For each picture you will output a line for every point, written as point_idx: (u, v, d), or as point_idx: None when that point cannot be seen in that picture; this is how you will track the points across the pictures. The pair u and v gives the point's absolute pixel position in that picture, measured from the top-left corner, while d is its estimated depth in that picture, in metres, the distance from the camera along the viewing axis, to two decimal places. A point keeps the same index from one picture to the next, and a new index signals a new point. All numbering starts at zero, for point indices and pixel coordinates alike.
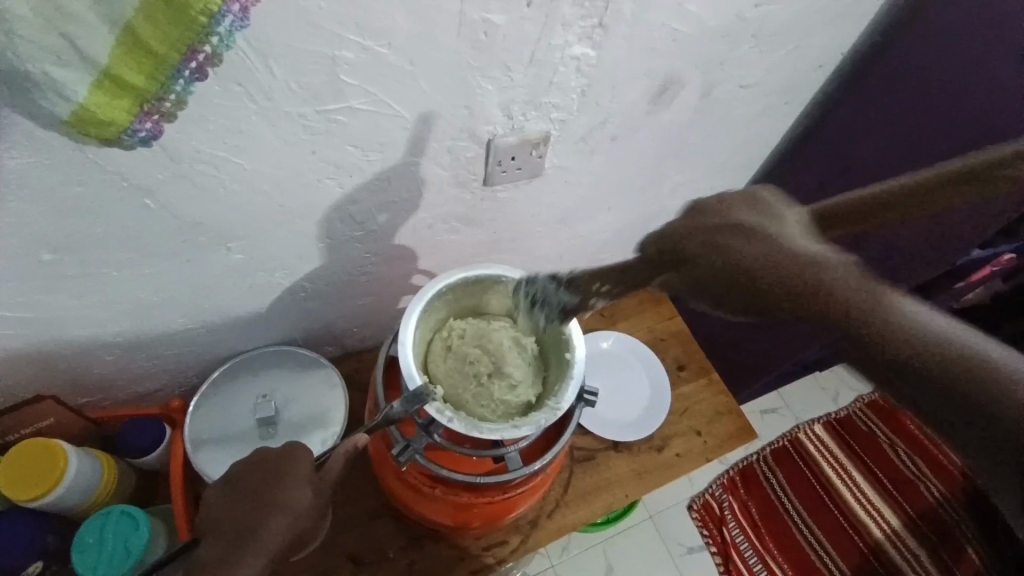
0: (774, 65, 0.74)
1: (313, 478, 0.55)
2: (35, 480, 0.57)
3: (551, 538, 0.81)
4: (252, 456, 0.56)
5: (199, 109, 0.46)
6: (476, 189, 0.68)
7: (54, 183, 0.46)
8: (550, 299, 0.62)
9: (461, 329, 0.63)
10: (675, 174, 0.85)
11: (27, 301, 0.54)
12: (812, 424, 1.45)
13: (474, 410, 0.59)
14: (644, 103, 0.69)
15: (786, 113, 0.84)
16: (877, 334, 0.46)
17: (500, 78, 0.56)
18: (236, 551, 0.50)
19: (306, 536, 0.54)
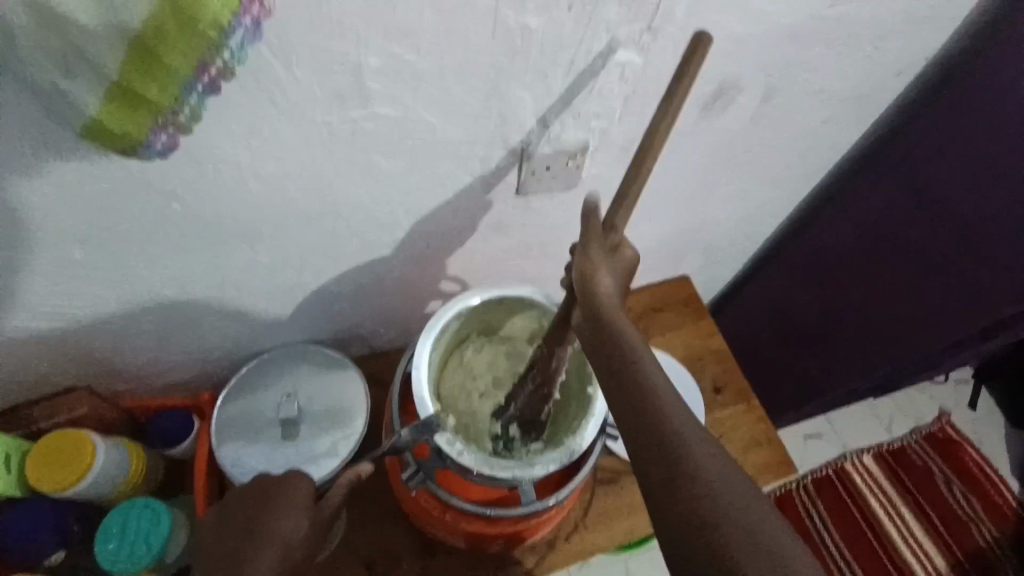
0: (843, 70, 0.67)
1: (308, 509, 0.53)
2: (62, 471, 0.59)
3: (568, 561, 0.78)
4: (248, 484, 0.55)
5: (222, 114, 0.45)
6: (509, 198, 0.65)
7: (82, 185, 0.46)
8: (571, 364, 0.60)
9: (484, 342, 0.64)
10: (724, 185, 0.80)
11: (60, 294, 0.55)
12: (861, 452, 1.37)
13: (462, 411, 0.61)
14: (694, 111, 0.63)
15: (851, 123, 0.77)
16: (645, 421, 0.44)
17: (535, 84, 0.52)
18: None
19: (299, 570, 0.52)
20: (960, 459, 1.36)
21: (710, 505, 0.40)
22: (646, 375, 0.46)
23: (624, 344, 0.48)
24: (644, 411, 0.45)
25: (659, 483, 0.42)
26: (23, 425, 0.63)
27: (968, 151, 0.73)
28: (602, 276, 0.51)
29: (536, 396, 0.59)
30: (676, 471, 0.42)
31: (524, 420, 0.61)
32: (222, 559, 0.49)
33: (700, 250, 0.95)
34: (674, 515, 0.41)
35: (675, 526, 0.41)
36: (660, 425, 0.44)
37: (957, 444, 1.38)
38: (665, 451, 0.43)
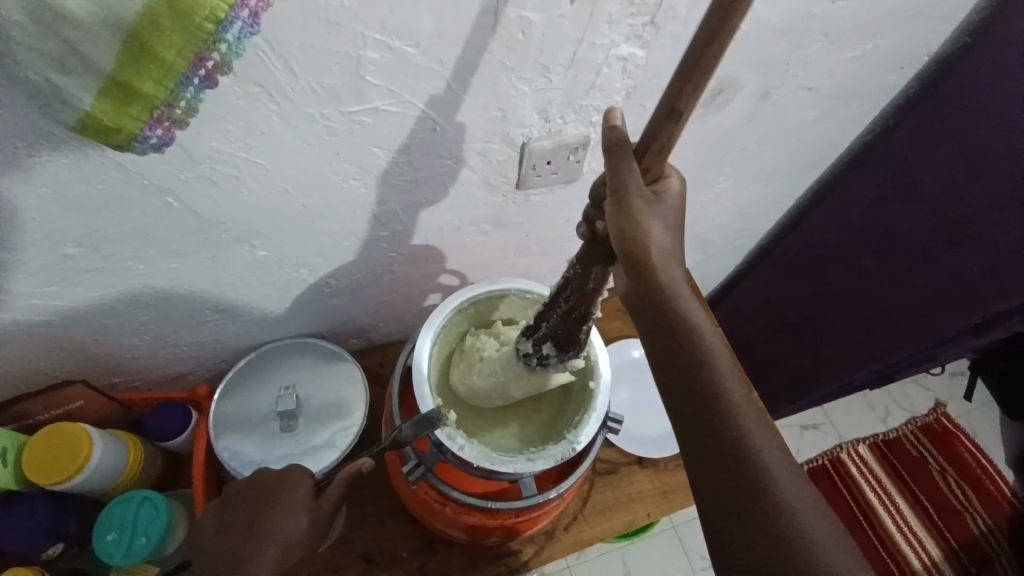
0: (843, 66, 0.67)
1: (309, 504, 0.53)
2: (59, 465, 0.59)
3: (567, 552, 0.79)
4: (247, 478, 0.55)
5: (218, 110, 0.44)
6: (507, 193, 0.65)
7: (76, 181, 0.45)
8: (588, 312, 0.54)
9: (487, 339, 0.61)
10: (723, 180, 0.79)
11: (55, 290, 0.55)
12: (855, 444, 1.39)
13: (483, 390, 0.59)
14: (694, 106, 0.63)
15: (851, 118, 0.77)
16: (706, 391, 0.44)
17: (535, 79, 0.51)
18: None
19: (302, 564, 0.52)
20: (955, 449, 1.37)
21: (768, 497, 0.41)
22: (705, 355, 0.45)
23: (682, 318, 0.46)
24: (704, 396, 0.44)
25: (716, 467, 0.43)
26: (19, 418, 0.63)
27: (964, 148, 0.73)
28: (653, 230, 0.45)
29: (574, 315, 0.53)
30: (733, 459, 0.43)
31: (558, 339, 0.55)
32: (222, 554, 0.50)
33: (698, 244, 0.95)
34: (727, 502, 0.42)
35: (726, 513, 0.42)
36: (720, 411, 0.44)
37: (951, 434, 1.39)
38: (726, 438, 0.43)
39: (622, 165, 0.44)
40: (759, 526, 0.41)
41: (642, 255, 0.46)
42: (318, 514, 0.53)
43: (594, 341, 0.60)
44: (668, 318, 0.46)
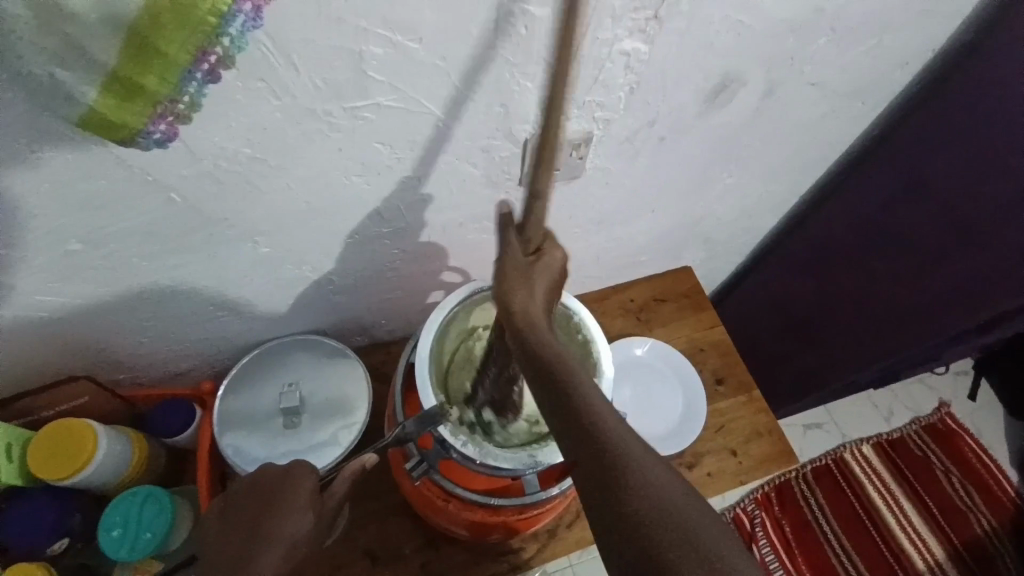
0: (848, 62, 0.66)
1: (313, 504, 0.53)
2: (64, 461, 0.59)
3: (570, 550, 0.79)
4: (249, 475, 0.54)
5: (220, 106, 0.44)
6: (510, 190, 0.65)
7: (79, 177, 0.45)
8: (499, 383, 0.55)
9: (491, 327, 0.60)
10: (727, 177, 0.79)
11: (59, 287, 0.55)
12: (860, 444, 1.38)
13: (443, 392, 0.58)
14: (697, 103, 0.63)
15: (856, 116, 0.77)
16: (578, 418, 0.44)
17: (538, 75, 0.51)
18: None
19: (305, 562, 0.53)
20: (959, 448, 1.37)
21: (649, 499, 0.39)
22: (574, 384, 0.46)
23: (545, 351, 0.48)
24: (578, 426, 0.43)
25: (598, 486, 0.41)
26: (24, 414, 0.63)
27: (976, 147, 0.73)
28: (535, 290, 0.51)
29: (502, 378, 0.55)
30: (605, 469, 0.41)
31: (495, 404, 0.56)
32: (228, 550, 0.50)
33: (702, 242, 0.95)
34: (604, 514, 0.40)
35: (614, 525, 0.39)
36: (591, 435, 0.42)
37: (957, 435, 1.39)
38: (595, 454, 0.41)
39: (511, 241, 0.52)
40: (644, 529, 0.38)
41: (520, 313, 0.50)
42: (322, 511, 0.53)
43: (597, 337, 0.60)
44: (541, 362, 0.47)
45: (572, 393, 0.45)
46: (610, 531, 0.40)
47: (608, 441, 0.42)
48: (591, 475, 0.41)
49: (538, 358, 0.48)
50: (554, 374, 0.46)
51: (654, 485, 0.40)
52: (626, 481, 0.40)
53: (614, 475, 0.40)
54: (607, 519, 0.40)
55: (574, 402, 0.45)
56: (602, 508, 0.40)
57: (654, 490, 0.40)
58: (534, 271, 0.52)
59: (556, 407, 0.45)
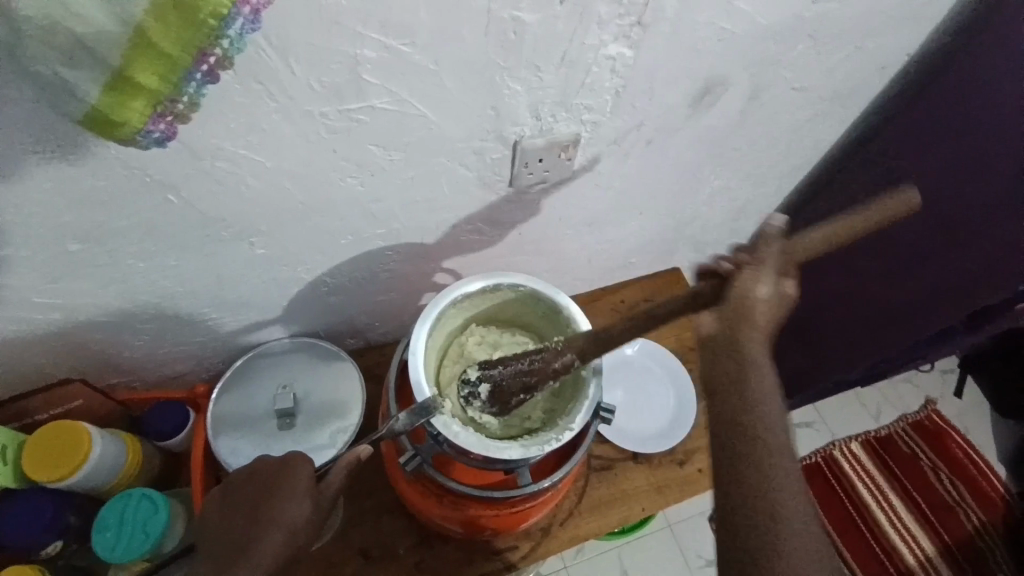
0: (828, 67, 0.69)
1: (311, 491, 0.53)
2: (59, 462, 0.59)
3: (563, 547, 0.80)
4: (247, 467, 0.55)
5: (219, 107, 0.45)
6: (502, 191, 0.66)
7: (80, 176, 0.46)
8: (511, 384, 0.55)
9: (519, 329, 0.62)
10: (713, 179, 0.81)
11: (57, 287, 0.55)
12: (848, 442, 1.40)
13: (450, 358, 0.61)
14: (683, 106, 0.65)
15: (836, 118, 0.79)
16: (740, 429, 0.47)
17: (528, 79, 0.53)
18: (231, 564, 0.49)
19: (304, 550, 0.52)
20: (947, 446, 1.39)
21: (787, 541, 0.43)
22: (753, 396, 0.47)
23: (753, 376, 0.48)
24: (755, 451, 0.46)
25: (739, 504, 0.45)
26: (20, 416, 0.63)
27: (954, 145, 0.74)
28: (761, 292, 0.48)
29: (520, 376, 0.55)
30: (756, 496, 0.44)
31: (494, 391, 0.56)
32: (229, 538, 0.50)
33: (691, 243, 0.97)
34: (738, 521, 0.45)
35: (739, 539, 0.44)
36: (750, 477, 0.45)
37: (944, 432, 1.41)
38: (751, 480, 0.45)
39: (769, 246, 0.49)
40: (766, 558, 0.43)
41: (750, 321, 0.48)
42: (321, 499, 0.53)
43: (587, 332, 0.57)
44: (745, 380, 0.48)
45: (746, 403, 0.47)
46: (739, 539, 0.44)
47: (760, 462, 0.45)
48: (736, 486, 0.45)
49: (737, 373, 0.48)
50: (737, 394, 0.48)
51: (792, 517, 0.44)
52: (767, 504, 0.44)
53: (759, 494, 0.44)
54: (738, 525, 0.45)
55: (751, 412, 0.47)
56: (738, 516, 0.45)
57: (792, 521, 0.44)
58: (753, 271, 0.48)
59: (727, 413, 0.48)
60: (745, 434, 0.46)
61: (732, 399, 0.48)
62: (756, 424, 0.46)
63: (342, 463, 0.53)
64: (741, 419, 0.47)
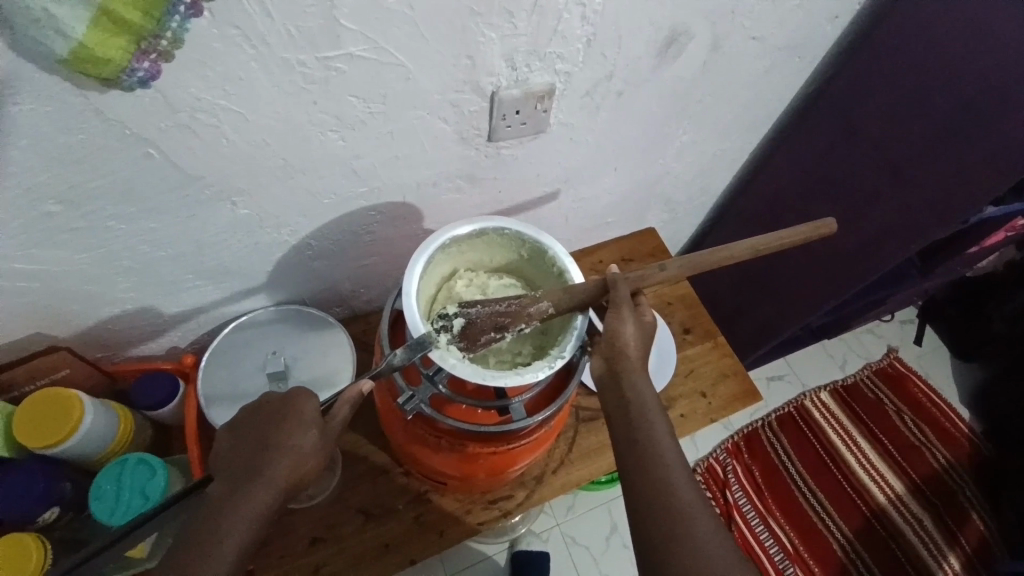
0: (784, 17, 0.72)
1: (316, 423, 0.53)
2: (50, 429, 0.59)
3: (556, 494, 0.83)
4: (251, 403, 0.55)
5: (198, 54, 0.45)
6: (481, 146, 0.68)
7: (57, 130, 0.45)
8: (491, 322, 0.56)
9: (504, 282, 0.64)
10: (682, 134, 0.84)
11: (37, 253, 0.54)
12: (818, 391, 1.47)
13: (436, 299, 0.62)
14: (650, 56, 0.67)
15: (794, 70, 0.83)
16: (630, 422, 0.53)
17: (501, 26, 0.54)
18: (243, 490, 0.49)
19: (314, 475, 0.53)
20: (910, 391, 1.47)
21: (687, 530, 0.48)
22: (635, 391, 0.54)
23: (636, 393, 0.54)
24: (643, 458, 0.51)
25: (645, 507, 0.50)
26: (4, 390, 0.62)
27: (898, 87, 0.79)
28: (627, 326, 0.56)
29: (500, 314, 0.56)
30: (653, 496, 0.50)
31: (468, 327, 0.55)
32: (237, 468, 0.51)
33: (664, 201, 1.00)
34: (637, 507, 0.50)
35: (648, 538, 0.49)
36: (647, 463, 0.51)
37: (906, 377, 1.49)
38: (647, 484, 0.50)
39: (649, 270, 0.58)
40: (671, 551, 0.48)
41: (622, 351, 0.56)
42: (326, 430, 0.54)
43: (573, 271, 0.59)
44: (628, 398, 0.54)
45: (630, 399, 0.54)
46: (642, 522, 0.50)
47: (650, 447, 0.52)
48: (635, 475, 0.51)
49: (622, 392, 0.55)
50: (623, 399, 0.54)
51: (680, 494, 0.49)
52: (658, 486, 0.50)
53: (651, 477, 0.50)
54: (638, 510, 0.50)
55: (636, 406, 0.54)
56: (639, 501, 0.50)
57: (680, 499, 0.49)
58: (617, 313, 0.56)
59: (619, 409, 0.54)
60: (634, 424, 0.53)
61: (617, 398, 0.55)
62: (640, 416, 0.53)
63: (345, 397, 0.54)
64: (628, 415, 0.53)
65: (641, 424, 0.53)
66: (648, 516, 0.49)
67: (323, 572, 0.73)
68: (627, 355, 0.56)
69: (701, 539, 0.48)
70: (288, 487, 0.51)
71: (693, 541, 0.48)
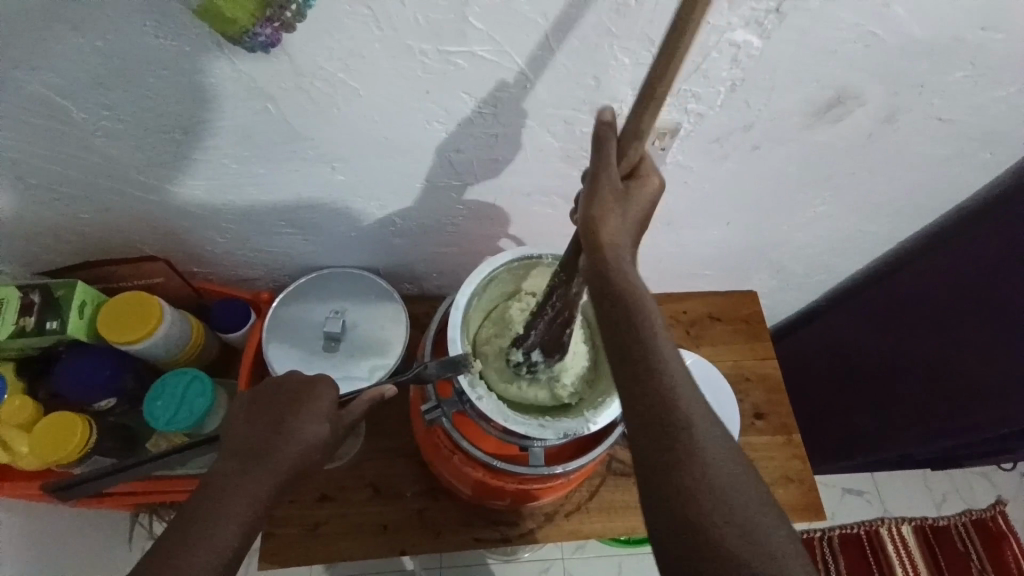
0: (987, 104, 0.60)
1: (330, 414, 0.57)
2: (128, 328, 0.65)
3: (561, 538, 0.78)
4: (271, 380, 0.59)
5: (326, 25, 0.46)
6: (584, 169, 0.64)
7: (190, 69, 0.48)
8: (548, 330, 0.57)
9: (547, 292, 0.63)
10: (819, 204, 0.73)
11: (157, 172, 0.59)
12: (899, 522, 1.27)
13: (474, 332, 0.63)
14: (803, 116, 0.58)
15: (984, 165, 0.69)
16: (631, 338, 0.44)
17: (637, 52, 0.50)
18: (247, 470, 0.51)
19: (312, 467, 0.56)
20: (1006, 556, 1.24)
21: (711, 474, 0.39)
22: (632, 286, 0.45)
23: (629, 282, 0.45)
24: (658, 410, 0.41)
25: (660, 448, 0.40)
26: (109, 279, 0.72)
27: None
28: (637, 199, 0.46)
29: (557, 324, 0.56)
30: (680, 466, 0.40)
31: (546, 345, 0.58)
32: (246, 446, 0.53)
33: (774, 269, 0.89)
34: (647, 439, 0.41)
35: (661, 479, 0.40)
36: (655, 388, 0.42)
37: (1005, 538, 1.26)
38: (665, 445, 0.40)
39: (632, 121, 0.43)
40: (687, 496, 0.39)
41: (602, 217, 0.46)
42: (335, 426, 0.58)
43: None
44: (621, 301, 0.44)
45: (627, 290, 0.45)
46: (657, 463, 0.40)
47: (658, 366, 0.43)
48: (643, 404, 0.42)
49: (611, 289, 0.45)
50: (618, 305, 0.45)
51: (702, 419, 0.41)
52: (675, 413, 0.41)
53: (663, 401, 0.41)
54: (648, 448, 0.41)
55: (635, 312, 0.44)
56: (648, 437, 0.41)
57: (704, 428, 0.41)
58: (638, 188, 0.47)
59: (619, 318, 0.44)
60: (641, 335, 0.43)
61: (605, 301, 0.45)
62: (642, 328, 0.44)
63: (366, 396, 0.59)
64: (622, 318, 0.44)
65: (643, 336, 0.44)
66: (657, 454, 0.40)
67: (321, 529, 0.75)
68: (618, 229, 0.46)
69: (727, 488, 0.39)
70: (290, 475, 0.53)
71: (716, 483, 0.39)
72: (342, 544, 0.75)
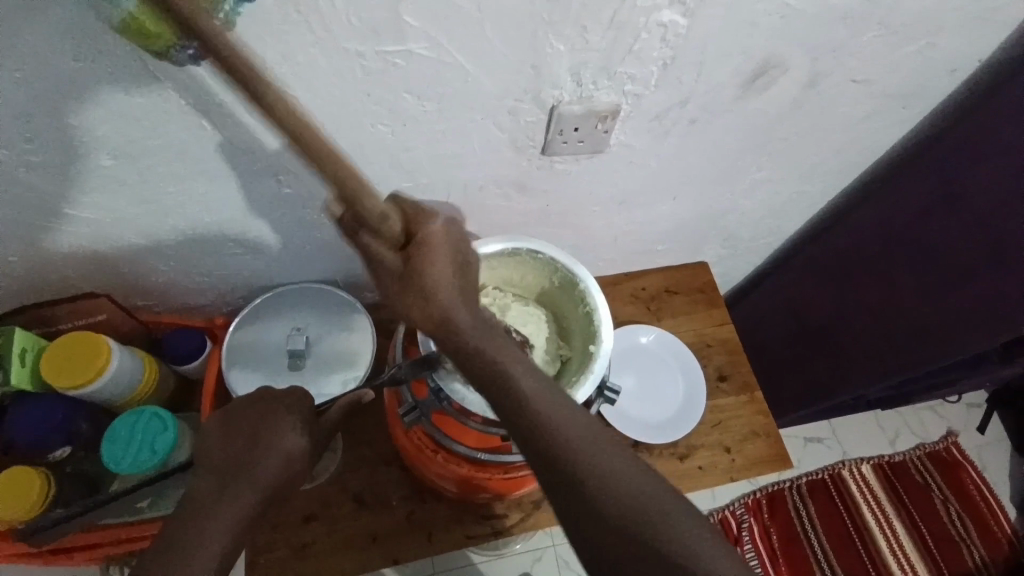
0: (894, 64, 0.65)
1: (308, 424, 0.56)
2: (75, 370, 0.61)
3: (552, 522, 0.80)
4: (248, 394, 0.58)
5: (258, 31, 0.44)
6: (533, 157, 0.65)
7: (116, 89, 0.46)
8: None
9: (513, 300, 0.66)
10: (756, 171, 0.78)
11: (89, 201, 0.56)
12: (860, 462, 1.33)
13: None
14: (734, 87, 0.62)
15: (898, 119, 0.75)
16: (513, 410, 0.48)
17: (573, 38, 0.51)
18: (228, 487, 0.51)
19: (296, 478, 0.55)
20: (963, 483, 1.35)
21: (622, 499, 0.46)
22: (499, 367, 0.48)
23: (495, 356, 0.48)
24: (558, 463, 0.47)
25: (576, 499, 0.47)
26: (44, 324, 0.67)
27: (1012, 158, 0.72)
28: (433, 265, 0.47)
29: None
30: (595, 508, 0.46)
31: None
32: (223, 464, 0.52)
33: (721, 237, 0.93)
34: (566, 491, 0.47)
35: (586, 521, 0.47)
36: (553, 448, 0.47)
37: (959, 464, 1.38)
38: (576, 488, 0.47)
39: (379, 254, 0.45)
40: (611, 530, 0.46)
41: (424, 309, 0.47)
42: (315, 434, 0.57)
43: (600, 308, 0.60)
44: (496, 381, 0.48)
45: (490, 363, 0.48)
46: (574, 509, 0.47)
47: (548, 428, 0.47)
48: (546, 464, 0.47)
49: (488, 374, 0.48)
50: (497, 386, 0.48)
51: (597, 458, 0.47)
52: (574, 462, 0.47)
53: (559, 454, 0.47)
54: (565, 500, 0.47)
55: (507, 385, 0.48)
56: (558, 488, 0.47)
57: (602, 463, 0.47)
58: (420, 252, 0.46)
59: (500, 395, 0.48)
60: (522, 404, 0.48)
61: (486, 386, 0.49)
62: (519, 397, 0.48)
63: (341, 402, 0.59)
64: (506, 399, 0.48)
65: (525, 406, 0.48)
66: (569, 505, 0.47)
67: (308, 550, 0.73)
68: (432, 304, 0.47)
69: (641, 498, 0.47)
70: (272, 489, 0.53)
71: (628, 509, 0.46)
72: (333, 563, 0.73)
